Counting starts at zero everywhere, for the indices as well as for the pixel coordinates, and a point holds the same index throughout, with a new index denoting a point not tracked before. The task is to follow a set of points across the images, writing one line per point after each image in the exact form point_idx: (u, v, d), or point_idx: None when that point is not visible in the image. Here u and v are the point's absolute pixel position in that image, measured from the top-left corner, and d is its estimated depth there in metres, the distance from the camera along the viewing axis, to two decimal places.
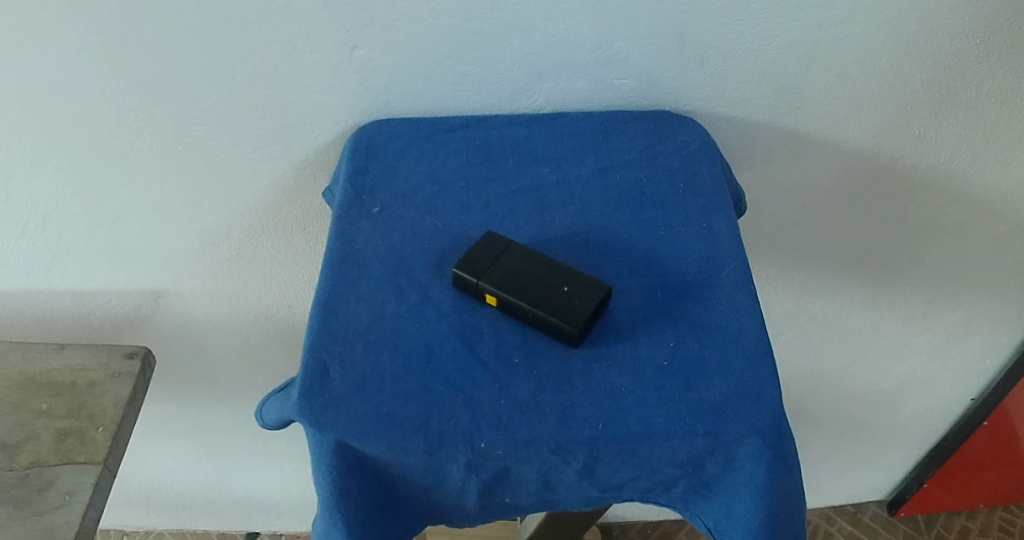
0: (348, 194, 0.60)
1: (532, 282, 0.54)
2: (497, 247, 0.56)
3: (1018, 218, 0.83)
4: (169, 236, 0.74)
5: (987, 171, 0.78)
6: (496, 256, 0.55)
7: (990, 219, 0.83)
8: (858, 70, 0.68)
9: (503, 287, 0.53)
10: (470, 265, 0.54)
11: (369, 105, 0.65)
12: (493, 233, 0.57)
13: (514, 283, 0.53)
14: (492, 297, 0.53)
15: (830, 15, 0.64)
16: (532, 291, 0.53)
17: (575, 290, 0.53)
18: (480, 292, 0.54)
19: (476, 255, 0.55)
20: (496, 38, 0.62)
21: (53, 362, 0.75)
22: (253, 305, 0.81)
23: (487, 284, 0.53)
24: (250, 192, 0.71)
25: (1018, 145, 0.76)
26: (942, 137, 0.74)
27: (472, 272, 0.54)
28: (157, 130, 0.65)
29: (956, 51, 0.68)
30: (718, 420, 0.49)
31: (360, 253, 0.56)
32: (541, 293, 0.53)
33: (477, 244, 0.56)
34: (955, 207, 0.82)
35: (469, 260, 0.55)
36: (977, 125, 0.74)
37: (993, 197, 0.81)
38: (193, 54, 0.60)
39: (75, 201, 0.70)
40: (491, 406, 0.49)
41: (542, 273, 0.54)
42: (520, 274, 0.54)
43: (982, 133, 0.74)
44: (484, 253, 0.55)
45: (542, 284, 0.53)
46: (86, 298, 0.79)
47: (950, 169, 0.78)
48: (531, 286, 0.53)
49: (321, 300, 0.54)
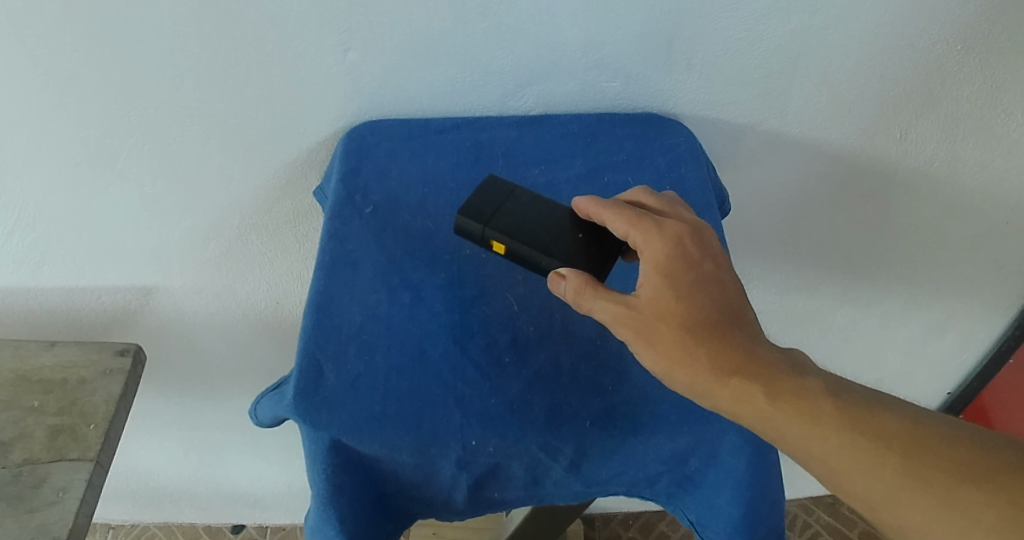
0: (340, 193, 0.61)
1: (545, 228, 0.55)
2: (502, 192, 0.56)
3: (997, 218, 0.85)
4: (160, 233, 0.74)
5: (965, 174, 0.80)
6: (500, 202, 0.56)
7: (970, 219, 0.85)
8: (842, 74, 0.70)
9: (511, 234, 0.54)
10: (474, 213, 0.55)
11: (360, 105, 0.66)
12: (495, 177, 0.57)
13: (522, 231, 0.54)
14: (501, 245, 0.55)
15: (816, 20, 0.65)
16: (539, 240, 0.54)
17: (592, 236, 0.55)
18: (485, 239, 0.55)
19: (479, 201, 0.56)
20: (488, 42, 0.63)
21: (44, 360, 0.75)
22: (242, 301, 0.82)
23: (496, 234, 0.54)
24: (241, 190, 0.71)
25: (997, 148, 0.78)
26: (924, 138, 0.76)
27: (477, 220, 0.55)
28: (151, 130, 0.65)
29: (941, 54, 0.69)
30: (704, 419, 0.52)
31: (353, 253, 0.57)
32: (555, 241, 0.54)
33: (480, 186, 0.57)
34: (937, 207, 0.84)
35: (472, 206, 0.55)
36: (958, 127, 0.75)
37: (974, 197, 0.82)
38: (188, 54, 0.61)
39: (67, 198, 0.70)
40: (481, 405, 0.51)
41: (547, 220, 0.55)
42: (526, 220, 0.55)
43: (963, 135, 0.76)
44: (487, 198, 0.56)
45: (556, 230, 0.55)
46: (76, 295, 0.79)
47: (931, 170, 0.79)
48: (542, 234, 0.55)
49: (315, 301, 0.55)
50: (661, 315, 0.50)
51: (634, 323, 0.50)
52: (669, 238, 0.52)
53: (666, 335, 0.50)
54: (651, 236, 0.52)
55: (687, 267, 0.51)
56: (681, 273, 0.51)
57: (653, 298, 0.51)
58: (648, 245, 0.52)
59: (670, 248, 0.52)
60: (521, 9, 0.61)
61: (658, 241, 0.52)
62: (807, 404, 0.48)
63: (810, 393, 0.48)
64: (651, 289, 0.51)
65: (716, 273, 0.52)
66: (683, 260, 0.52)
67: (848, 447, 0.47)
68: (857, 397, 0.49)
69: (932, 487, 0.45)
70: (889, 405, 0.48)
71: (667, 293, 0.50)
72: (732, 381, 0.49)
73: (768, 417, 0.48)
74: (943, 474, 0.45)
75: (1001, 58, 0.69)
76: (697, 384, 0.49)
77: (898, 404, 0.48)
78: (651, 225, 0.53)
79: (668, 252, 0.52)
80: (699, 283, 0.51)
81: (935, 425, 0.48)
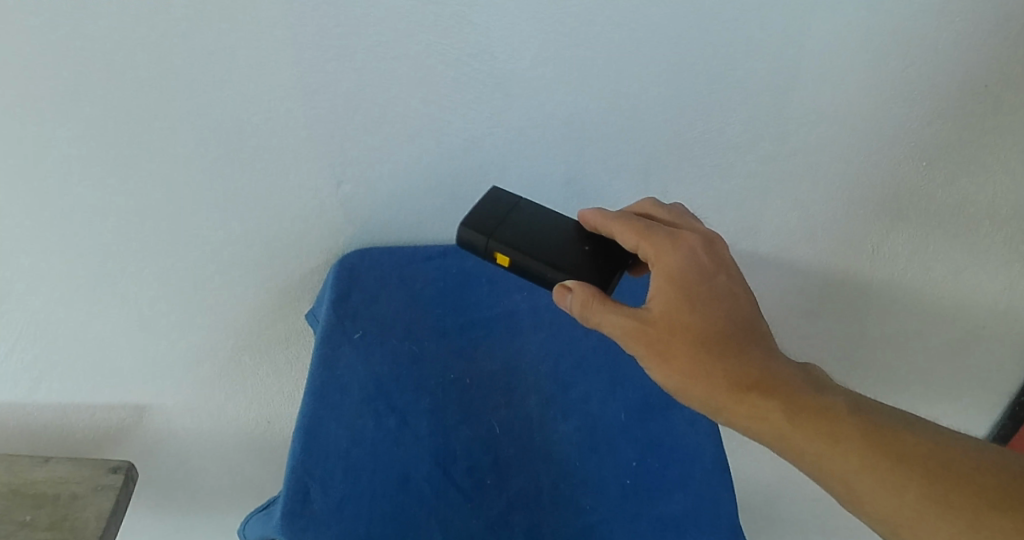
0: (330, 318, 0.63)
1: (543, 241, 0.62)
2: (502, 207, 0.64)
3: (968, 325, 0.90)
4: (157, 353, 0.77)
5: (939, 283, 0.85)
6: (502, 217, 0.63)
7: (945, 326, 0.90)
8: (809, 197, 0.76)
9: (515, 246, 0.61)
10: (479, 228, 0.62)
11: (352, 233, 0.71)
12: (496, 193, 0.65)
13: (525, 242, 0.62)
14: (504, 257, 0.61)
15: (783, 146, 0.72)
16: (540, 251, 0.61)
17: (597, 248, 0.62)
18: (490, 251, 0.62)
19: (483, 217, 0.63)
20: (473, 177, 0.69)
21: (38, 474, 0.77)
22: (233, 419, 0.84)
23: (499, 246, 0.61)
24: (238, 312, 0.75)
25: (966, 260, 0.83)
26: (894, 253, 0.82)
27: (482, 233, 0.62)
28: (153, 255, 0.69)
29: (908, 171, 0.74)
30: (679, 534, 0.61)
31: (342, 378, 0.60)
32: (553, 255, 0.61)
33: (484, 202, 0.64)
34: (911, 315, 0.88)
35: (477, 222, 0.62)
36: (926, 242, 0.81)
37: (948, 304, 0.87)
38: (191, 186, 0.65)
39: (68, 318, 0.72)
40: (463, 524, 0.58)
41: (543, 230, 0.63)
42: (527, 231, 0.63)
43: (930, 248, 0.81)
44: (491, 214, 0.63)
45: (553, 244, 0.62)
46: (70, 412, 0.80)
47: (903, 281, 0.85)
48: (540, 246, 0.62)
49: (303, 423, 0.57)
50: (672, 327, 0.57)
51: (649, 335, 0.57)
52: (684, 251, 0.59)
53: (677, 348, 0.56)
54: (664, 250, 0.59)
55: (701, 278, 0.58)
56: (691, 286, 0.58)
57: (664, 311, 0.57)
58: (661, 259, 0.59)
59: (682, 262, 0.58)
60: (507, 151, 0.68)
61: (671, 253, 0.59)
62: (820, 420, 0.54)
63: (820, 408, 0.55)
64: (663, 301, 0.58)
65: (728, 285, 0.59)
66: (693, 272, 0.58)
67: (844, 448, 0.53)
68: (854, 399, 0.55)
69: (958, 510, 0.50)
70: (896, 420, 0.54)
71: (680, 306, 0.57)
72: (744, 393, 0.55)
73: (769, 420, 0.55)
74: (930, 473, 0.52)
75: (961, 179, 0.75)
76: (711, 395, 0.56)
77: (904, 421, 0.54)
78: (665, 241, 0.59)
79: (680, 265, 0.58)
80: (711, 293, 0.58)
81: (919, 424, 0.55)
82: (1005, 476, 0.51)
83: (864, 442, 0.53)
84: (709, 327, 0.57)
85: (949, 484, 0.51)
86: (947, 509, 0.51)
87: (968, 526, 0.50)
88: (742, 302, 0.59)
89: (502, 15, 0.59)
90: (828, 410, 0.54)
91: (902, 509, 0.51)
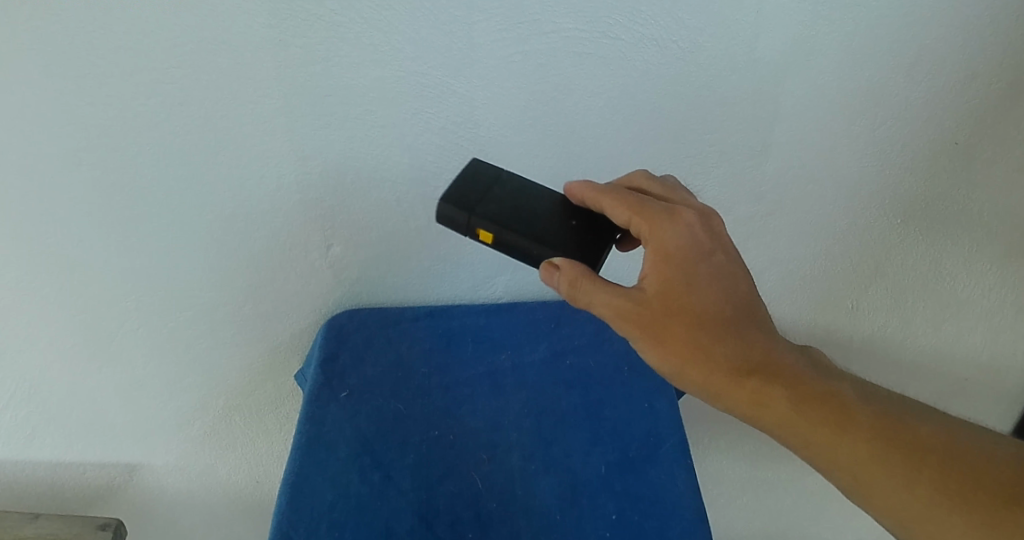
0: (318, 378, 0.68)
1: (527, 217, 0.59)
2: (483, 182, 0.61)
3: (951, 378, 0.92)
4: (149, 411, 0.79)
5: (920, 335, 0.87)
6: (482, 191, 0.60)
7: (930, 378, 0.91)
8: (789, 256, 0.79)
9: (498, 223, 0.58)
10: (461, 203, 0.58)
11: (342, 295, 0.74)
12: (476, 165, 0.62)
13: (508, 218, 0.59)
14: (487, 234, 0.58)
15: (760, 207, 0.75)
16: (525, 227, 0.58)
17: (584, 222, 0.60)
18: (472, 228, 0.58)
19: (463, 192, 0.59)
20: (456, 240, 0.71)
21: (26, 530, 0.77)
22: (222, 479, 0.85)
23: (482, 222, 0.58)
24: (230, 371, 0.77)
25: (946, 313, 0.85)
26: (876, 307, 0.84)
27: (464, 209, 0.58)
28: (147, 315, 0.71)
29: (884, 228, 0.77)
30: None
31: (329, 435, 0.64)
32: (539, 231, 0.59)
33: (463, 177, 0.60)
34: (895, 369, 0.90)
35: (458, 197, 0.59)
36: (906, 295, 0.83)
37: (931, 357, 0.89)
38: (186, 247, 0.67)
39: (62, 377, 0.74)
40: None
41: (525, 207, 0.60)
42: (508, 206, 0.59)
43: (911, 301, 0.84)
44: (470, 189, 0.60)
45: (537, 220, 0.59)
46: (60, 471, 0.80)
47: (885, 335, 0.87)
48: (524, 222, 0.59)
49: (290, 479, 0.60)
50: (672, 310, 0.55)
51: (648, 317, 0.56)
52: (684, 228, 0.57)
53: (678, 332, 0.55)
54: (663, 227, 0.56)
55: (702, 258, 0.57)
56: (692, 266, 0.56)
57: (663, 291, 0.56)
58: (658, 236, 0.56)
59: (682, 239, 0.56)
60: None
61: (672, 230, 0.56)
62: (821, 409, 0.55)
63: (820, 397, 0.55)
64: (661, 281, 0.56)
65: (728, 264, 0.57)
66: (692, 250, 0.56)
67: (847, 438, 0.54)
68: (850, 389, 0.56)
69: (954, 504, 0.52)
70: (892, 412, 0.56)
71: (681, 288, 0.56)
72: (746, 379, 0.55)
73: (770, 406, 0.55)
74: (927, 468, 0.53)
75: (936, 236, 0.78)
76: (713, 379, 0.56)
77: (899, 413, 0.56)
78: (662, 218, 0.57)
79: (680, 243, 0.56)
80: (712, 275, 0.57)
81: (914, 413, 0.56)
82: (1000, 468, 0.53)
83: (864, 431, 0.54)
84: (711, 310, 0.56)
85: (949, 477, 0.53)
86: (952, 503, 0.52)
87: (968, 520, 0.52)
88: (742, 283, 0.58)
89: (486, 85, 0.63)
90: (828, 400, 0.55)
91: (908, 502, 0.53)
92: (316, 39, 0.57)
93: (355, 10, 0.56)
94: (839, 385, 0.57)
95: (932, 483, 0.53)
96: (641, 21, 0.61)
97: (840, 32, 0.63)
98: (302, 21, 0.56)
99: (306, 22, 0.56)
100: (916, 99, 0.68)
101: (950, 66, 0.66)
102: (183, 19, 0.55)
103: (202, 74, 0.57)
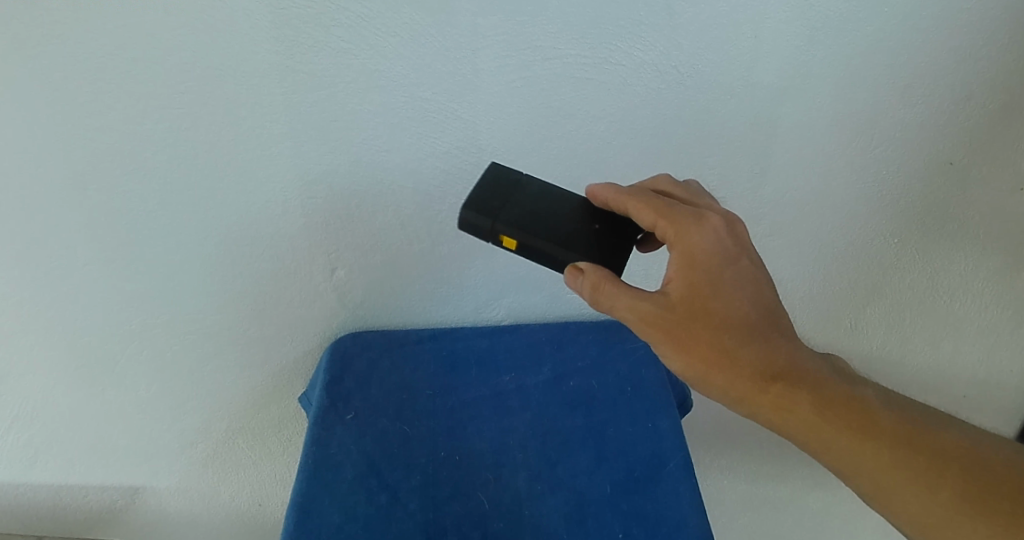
0: (324, 401, 0.68)
1: (549, 223, 0.59)
2: (503, 186, 0.60)
3: (950, 395, 0.92)
4: (151, 435, 0.79)
5: (919, 353, 0.88)
6: (504, 196, 0.60)
7: (929, 394, 0.92)
8: (787, 276, 0.80)
9: (521, 229, 0.58)
10: (484, 210, 0.58)
11: (346, 317, 0.74)
12: (496, 166, 0.62)
13: (530, 225, 0.58)
14: (511, 240, 0.58)
15: (758, 229, 0.76)
16: (548, 232, 0.58)
17: (607, 226, 0.60)
18: (496, 234, 0.58)
19: (486, 198, 0.59)
20: (461, 262, 0.72)
21: None
22: (224, 501, 0.85)
23: (506, 229, 0.58)
24: (232, 395, 0.77)
25: (944, 331, 0.86)
26: (874, 326, 0.85)
27: (487, 216, 0.58)
28: (150, 338, 0.71)
29: (883, 248, 0.78)
30: None
31: (335, 457, 0.64)
32: (563, 236, 0.59)
33: (484, 181, 0.60)
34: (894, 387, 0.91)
35: (480, 202, 0.59)
36: (905, 312, 0.84)
37: (929, 374, 0.90)
38: (191, 270, 0.68)
39: (65, 400, 0.74)
40: None
41: (547, 212, 0.60)
42: (530, 212, 0.59)
43: (909, 319, 0.85)
44: (493, 194, 0.60)
45: (561, 224, 0.59)
46: (64, 491, 0.82)
47: (884, 354, 0.88)
48: (548, 227, 0.59)
49: (297, 500, 0.61)
50: (695, 315, 0.55)
51: (672, 321, 0.55)
52: (711, 232, 0.56)
53: (701, 337, 0.55)
54: (688, 231, 0.56)
55: (728, 262, 0.56)
56: (718, 271, 0.56)
57: (687, 295, 0.56)
58: (683, 240, 0.56)
59: (708, 244, 0.56)
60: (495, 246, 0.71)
61: (698, 234, 0.56)
62: (846, 414, 0.54)
63: (845, 402, 0.55)
64: (686, 285, 0.56)
65: (753, 270, 0.57)
66: (719, 255, 0.56)
67: (871, 444, 0.53)
68: (875, 396, 0.56)
69: (978, 515, 0.51)
70: (917, 420, 0.55)
71: (706, 293, 0.56)
72: (770, 384, 0.55)
73: (794, 411, 0.55)
74: (951, 477, 0.52)
75: (935, 256, 0.79)
76: (736, 383, 0.55)
77: (923, 420, 0.55)
78: (688, 221, 0.56)
79: (706, 247, 0.56)
80: (737, 280, 0.56)
81: (940, 421, 0.55)
82: None
83: (889, 438, 0.54)
84: (735, 315, 0.56)
85: (975, 486, 0.52)
86: (975, 512, 0.51)
87: (992, 531, 0.51)
88: (766, 289, 0.57)
89: (490, 110, 0.63)
90: (851, 405, 0.55)
91: (932, 509, 0.52)
92: (321, 65, 0.58)
93: (360, 36, 0.57)
94: (866, 391, 0.56)
95: (956, 493, 0.52)
96: (641, 47, 0.62)
97: (836, 58, 0.64)
98: (308, 47, 0.57)
99: (312, 49, 0.57)
100: (912, 122, 0.69)
101: (945, 90, 0.67)
102: (190, 47, 0.55)
103: (209, 100, 0.58)
